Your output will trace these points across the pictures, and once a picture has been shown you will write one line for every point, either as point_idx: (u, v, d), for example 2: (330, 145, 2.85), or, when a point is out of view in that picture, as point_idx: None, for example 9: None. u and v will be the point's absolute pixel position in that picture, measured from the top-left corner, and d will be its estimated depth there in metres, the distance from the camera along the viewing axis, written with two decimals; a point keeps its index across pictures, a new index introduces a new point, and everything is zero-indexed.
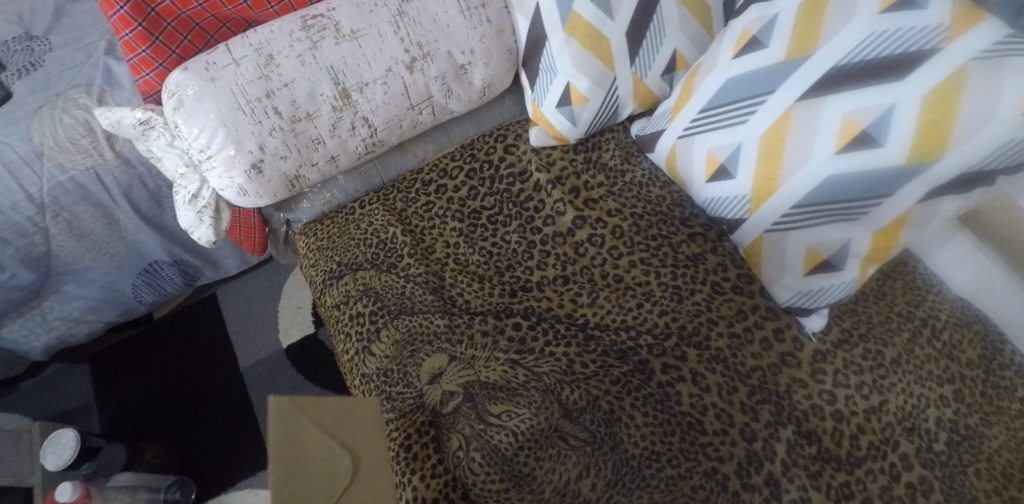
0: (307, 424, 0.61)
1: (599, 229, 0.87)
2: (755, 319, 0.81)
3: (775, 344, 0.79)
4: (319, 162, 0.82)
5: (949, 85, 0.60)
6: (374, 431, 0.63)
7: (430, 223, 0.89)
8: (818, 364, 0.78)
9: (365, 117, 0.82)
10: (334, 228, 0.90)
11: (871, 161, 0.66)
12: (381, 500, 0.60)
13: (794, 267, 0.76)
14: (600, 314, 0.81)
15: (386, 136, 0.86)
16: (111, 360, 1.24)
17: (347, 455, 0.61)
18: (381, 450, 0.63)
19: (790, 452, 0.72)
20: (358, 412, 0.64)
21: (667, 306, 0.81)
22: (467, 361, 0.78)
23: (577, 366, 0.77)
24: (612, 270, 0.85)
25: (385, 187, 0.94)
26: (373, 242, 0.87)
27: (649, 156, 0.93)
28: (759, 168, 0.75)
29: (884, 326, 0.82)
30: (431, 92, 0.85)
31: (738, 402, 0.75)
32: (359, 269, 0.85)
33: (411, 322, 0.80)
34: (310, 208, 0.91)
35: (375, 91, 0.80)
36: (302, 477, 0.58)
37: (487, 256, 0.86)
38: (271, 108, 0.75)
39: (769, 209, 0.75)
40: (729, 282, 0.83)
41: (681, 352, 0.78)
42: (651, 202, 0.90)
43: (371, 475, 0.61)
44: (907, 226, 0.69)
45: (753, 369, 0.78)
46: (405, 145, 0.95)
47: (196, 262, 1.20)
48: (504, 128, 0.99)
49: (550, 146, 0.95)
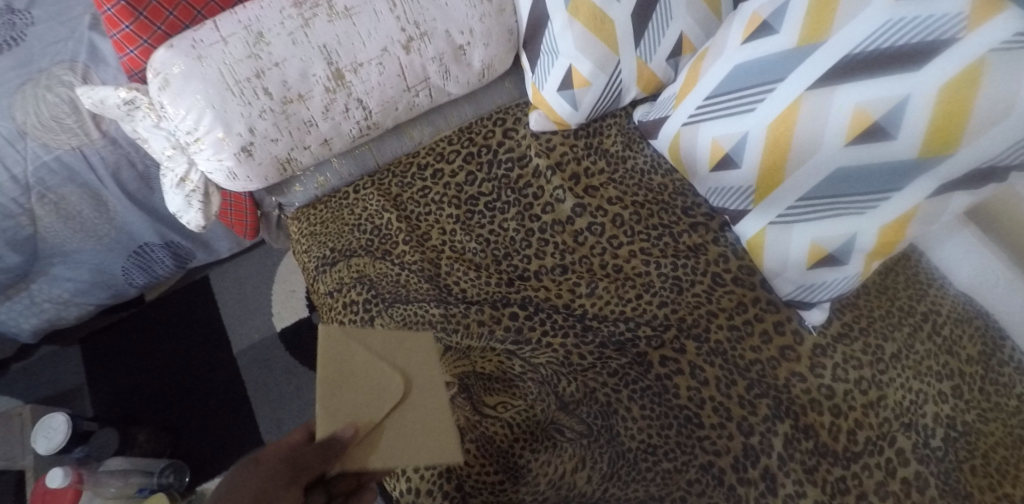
0: (357, 347, 0.64)
1: (599, 217, 0.85)
2: (756, 312, 0.80)
3: (775, 337, 0.78)
4: (312, 145, 0.79)
5: (966, 77, 0.58)
6: (427, 360, 0.65)
7: (426, 209, 0.87)
8: (817, 358, 0.77)
9: (359, 99, 0.79)
10: (329, 213, 0.89)
11: (881, 154, 0.64)
12: (430, 422, 0.62)
13: (797, 260, 0.75)
14: (599, 304, 0.79)
15: (381, 119, 0.83)
16: (103, 343, 1.23)
17: (399, 378, 0.63)
18: (433, 378, 0.64)
19: (787, 447, 0.72)
20: (411, 342, 0.66)
21: (667, 297, 0.80)
22: (462, 351, 0.77)
23: (575, 357, 0.76)
24: (611, 260, 0.83)
25: (381, 172, 0.91)
26: (368, 228, 0.85)
27: (651, 143, 0.90)
28: (765, 158, 0.73)
29: (884, 320, 0.81)
30: (428, 74, 0.82)
31: (736, 396, 0.74)
32: (353, 256, 0.84)
33: (406, 311, 0.78)
34: (303, 192, 0.89)
35: (370, 71, 0.77)
36: (352, 394, 0.61)
37: (484, 244, 0.84)
38: (261, 89, 0.72)
39: (774, 201, 0.74)
40: (730, 274, 0.82)
41: (680, 344, 0.77)
42: (653, 190, 0.89)
43: (422, 399, 0.63)
44: (914, 221, 0.67)
45: (752, 363, 0.77)
46: (402, 128, 0.92)
47: (188, 245, 1.18)
48: (503, 111, 0.96)
49: (550, 131, 0.93)
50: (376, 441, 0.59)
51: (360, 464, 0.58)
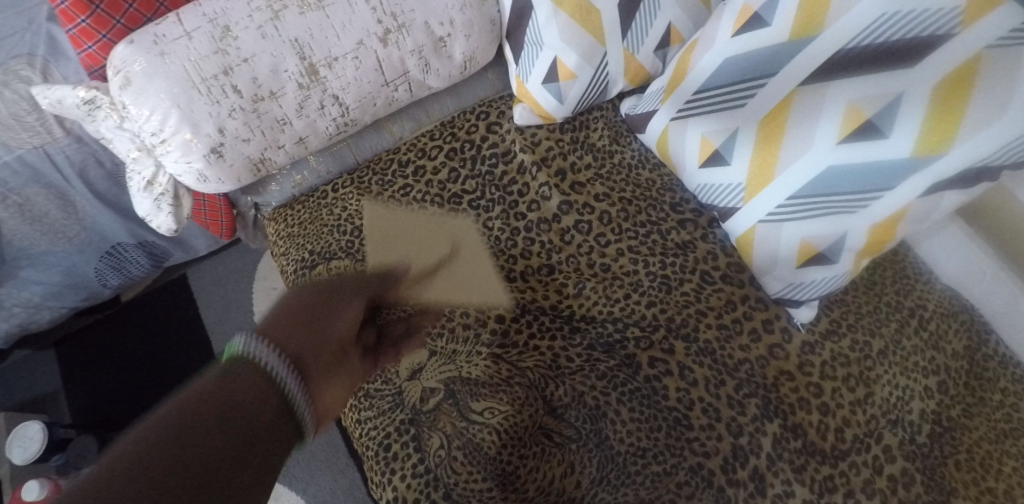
0: (398, 216, 0.84)
1: (586, 214, 0.83)
2: (745, 310, 0.79)
3: (764, 335, 0.78)
4: (286, 143, 0.76)
5: (961, 75, 0.57)
6: (473, 233, 0.83)
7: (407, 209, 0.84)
8: (806, 356, 0.77)
9: (335, 95, 0.75)
10: (306, 213, 0.85)
11: (875, 153, 0.63)
12: (475, 286, 0.80)
13: (786, 259, 0.74)
14: (586, 306, 0.78)
15: (358, 115, 0.80)
16: (77, 346, 1.19)
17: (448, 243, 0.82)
18: (479, 249, 0.82)
19: (776, 446, 0.72)
20: (455, 223, 0.83)
21: (655, 296, 0.79)
22: (448, 356, 0.76)
23: (562, 360, 0.75)
24: (599, 259, 0.81)
25: (360, 168, 0.88)
26: (347, 229, 0.83)
27: (639, 137, 0.88)
28: (756, 155, 0.71)
29: (872, 316, 0.81)
30: (407, 67, 0.79)
31: (725, 396, 0.74)
32: (332, 259, 0.80)
33: None
34: (279, 191, 0.86)
35: (346, 66, 0.74)
36: (407, 260, 0.81)
37: (468, 245, 0.82)
38: (229, 86, 0.68)
39: (764, 198, 0.72)
40: (718, 272, 0.80)
41: (669, 345, 0.76)
42: (640, 185, 0.87)
43: (467, 265, 0.81)
44: (905, 220, 0.66)
45: (741, 362, 0.76)
46: (381, 123, 0.89)
47: (163, 243, 1.14)
48: (487, 104, 0.93)
49: (535, 125, 0.90)
50: (430, 298, 0.79)
51: (420, 308, 0.78)
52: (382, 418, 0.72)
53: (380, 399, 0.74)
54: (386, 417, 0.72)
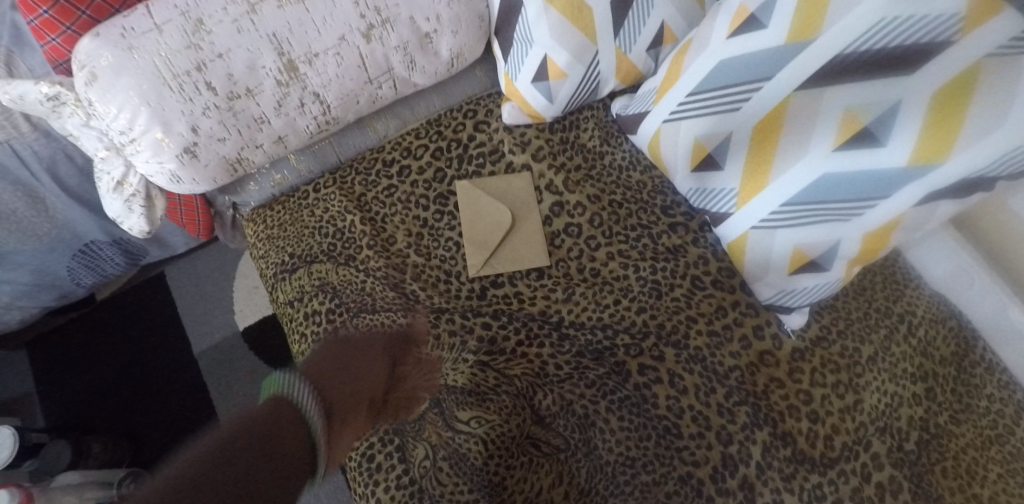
0: (478, 195, 0.82)
1: (576, 217, 0.81)
2: (735, 316, 0.78)
3: (754, 342, 0.77)
4: (264, 142, 0.73)
5: (960, 84, 0.56)
6: (529, 195, 0.83)
7: (390, 210, 0.81)
8: (796, 363, 0.76)
9: (315, 93, 0.72)
10: (287, 214, 0.82)
11: (870, 161, 0.62)
12: (534, 242, 0.80)
13: (778, 265, 0.73)
14: (576, 311, 0.76)
15: (341, 113, 0.77)
16: (50, 346, 1.15)
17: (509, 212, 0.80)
18: (535, 214, 0.82)
19: (765, 455, 0.71)
20: (515, 184, 0.83)
21: (646, 302, 0.77)
22: (433, 364, 0.73)
23: (551, 367, 0.73)
24: (588, 264, 0.79)
25: (342, 168, 0.85)
26: (329, 231, 0.79)
27: (630, 138, 0.86)
28: (750, 160, 0.70)
29: (863, 322, 0.80)
30: (392, 64, 0.76)
31: (715, 404, 0.73)
32: (314, 263, 0.78)
33: (370, 322, 0.74)
34: (258, 191, 0.82)
35: (327, 63, 0.71)
36: (475, 222, 0.80)
37: (452, 249, 0.79)
38: (203, 83, 0.65)
39: (758, 204, 0.71)
40: (709, 277, 0.79)
41: (659, 352, 0.75)
42: (631, 188, 0.85)
43: (526, 230, 0.80)
44: (898, 229, 0.65)
45: (731, 370, 0.75)
46: (365, 121, 0.86)
47: (139, 241, 1.10)
48: (474, 101, 0.90)
49: (524, 124, 0.87)
50: (493, 250, 0.79)
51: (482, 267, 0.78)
52: (364, 429, 0.69)
53: None
54: (368, 428, 0.69)
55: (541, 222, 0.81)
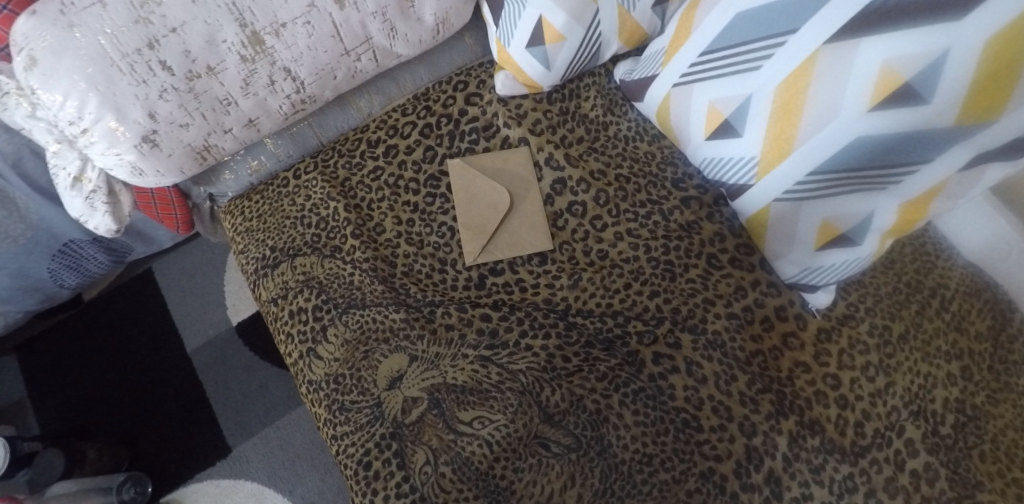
0: (473, 174, 0.75)
1: (580, 194, 0.75)
2: (755, 297, 0.72)
3: (776, 323, 0.71)
4: (233, 127, 0.66)
5: (1019, 28, 0.48)
6: (527, 175, 0.76)
7: (377, 195, 0.74)
8: (821, 345, 0.71)
9: (286, 68, 0.65)
10: (265, 204, 0.75)
11: (909, 121, 0.55)
12: (536, 226, 0.73)
13: (805, 241, 0.67)
14: (583, 298, 0.70)
15: (317, 91, 0.70)
16: (38, 350, 1.10)
17: (508, 193, 0.74)
18: (536, 195, 0.75)
19: (792, 446, 0.66)
20: (513, 160, 0.77)
21: (659, 285, 0.71)
22: (430, 361, 0.67)
23: (558, 360, 0.67)
24: (595, 245, 0.73)
25: (324, 151, 0.78)
26: (312, 221, 0.73)
27: (636, 106, 0.79)
28: (772, 126, 0.63)
29: (892, 298, 0.74)
30: (370, 32, 0.69)
31: (737, 393, 0.68)
32: (297, 256, 0.72)
33: (362, 318, 0.68)
34: (235, 179, 0.76)
35: (296, 33, 0.63)
36: (477, 204, 0.73)
37: (446, 235, 0.73)
38: (157, 62, 0.57)
39: (781, 175, 0.64)
40: (726, 255, 0.73)
41: (675, 339, 0.69)
42: (639, 160, 0.78)
43: (527, 213, 0.74)
44: (940, 196, 0.59)
45: (753, 355, 0.70)
46: (347, 98, 0.79)
47: (123, 239, 1.04)
48: (464, 72, 0.82)
49: (520, 95, 0.80)
50: (500, 231, 0.73)
51: (490, 252, 0.72)
52: (360, 434, 0.64)
53: (357, 412, 0.65)
54: (364, 433, 0.64)
55: (543, 203, 0.75)
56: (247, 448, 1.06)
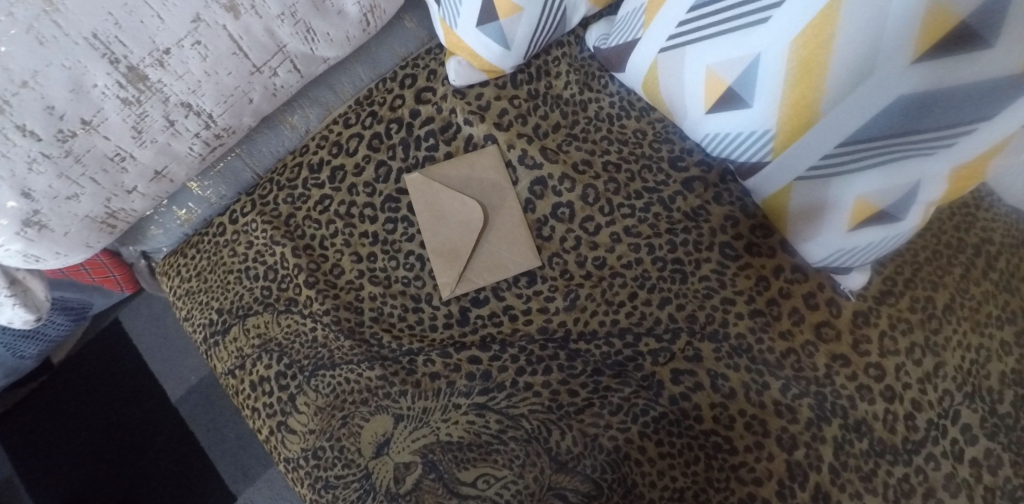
0: (436, 188, 0.64)
1: (565, 195, 0.64)
2: (780, 287, 0.62)
3: (806, 314, 0.62)
4: (137, 184, 0.55)
5: None
6: (499, 179, 0.65)
7: (329, 230, 0.63)
8: (860, 331, 0.62)
9: (185, 103, 0.53)
10: (204, 259, 0.65)
11: (961, 70, 0.43)
12: (518, 241, 0.63)
13: (836, 221, 0.56)
14: (584, 319, 0.61)
15: (233, 121, 0.58)
16: (11, 423, 1.02)
17: (479, 206, 0.63)
18: (513, 202, 0.64)
19: (838, 454, 0.59)
20: (481, 163, 0.65)
21: (669, 291, 0.61)
22: (418, 418, 0.58)
23: (564, 396, 0.58)
24: (590, 254, 0.63)
25: (260, 184, 0.67)
26: (259, 272, 0.63)
27: (617, 76, 0.67)
28: (788, 93, 0.51)
29: (933, 264, 0.65)
30: (281, 39, 0.56)
31: (771, 403, 0.59)
32: (248, 316, 0.62)
33: (334, 380, 0.59)
34: (165, 234, 0.66)
35: (185, 58, 0.51)
36: (445, 224, 0.63)
37: (416, 267, 0.62)
38: (14, 130, 0.45)
39: (805, 147, 0.53)
40: (741, 242, 0.63)
41: (695, 351, 0.60)
42: (628, 141, 0.66)
43: (504, 227, 0.63)
44: (1002, 154, 0.48)
45: (784, 356, 0.61)
46: (276, 118, 0.67)
47: (78, 298, 0.90)
48: (410, 63, 0.70)
49: (479, 82, 0.67)
50: (476, 254, 0.63)
51: (468, 281, 0.62)
52: None
53: (345, 489, 0.57)
54: None
55: (523, 210, 0.64)
56: (252, 494, 0.99)
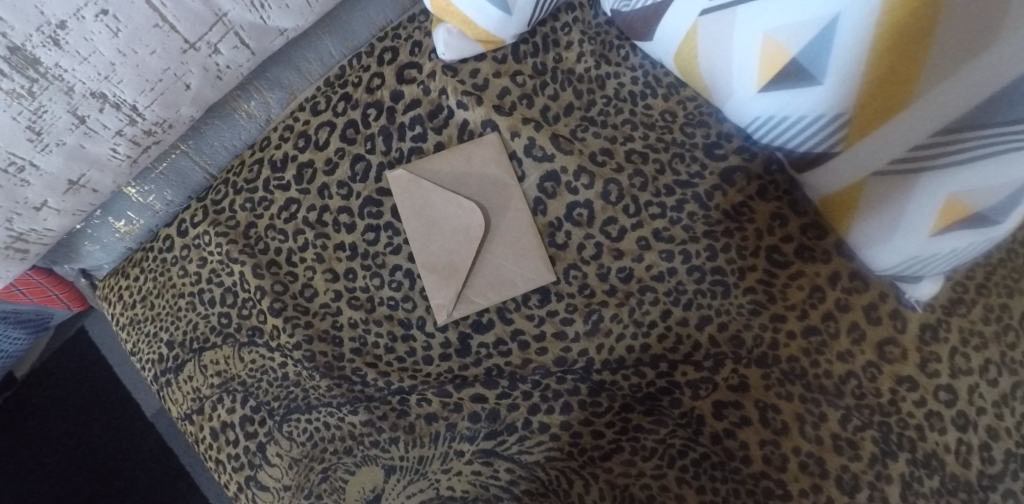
0: (428, 188, 0.52)
1: (582, 193, 0.53)
2: (837, 298, 0.51)
3: (867, 330, 0.51)
4: (45, 198, 0.44)
5: None
6: (501, 174, 0.53)
7: (298, 242, 0.53)
8: (928, 349, 0.51)
9: (96, 94, 0.41)
10: (150, 281, 0.55)
11: None
12: (525, 252, 0.52)
13: (916, 226, 0.44)
14: (609, 344, 0.51)
15: (166, 114, 0.46)
16: None
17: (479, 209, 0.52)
18: (520, 203, 0.53)
19: (905, 496, 0.49)
20: (480, 156, 0.54)
21: (709, 307, 0.51)
22: (414, 470, 0.49)
23: (586, 438, 0.49)
24: (613, 264, 0.52)
25: (214, 187, 0.56)
26: (218, 296, 0.53)
27: (642, 45, 0.55)
28: (874, 55, 0.39)
29: (1011, 265, 0.55)
30: (221, 6, 0.44)
31: (829, 437, 0.50)
32: (205, 349, 0.52)
33: (311, 425, 0.49)
34: (103, 250, 0.56)
35: (89, 33, 0.38)
36: (439, 233, 0.52)
37: (404, 286, 0.52)
38: None
39: (892, 132, 0.42)
40: (790, 245, 0.52)
41: (740, 379, 0.50)
42: (656, 124, 0.55)
43: (511, 234, 0.53)
44: None
45: (844, 381, 0.51)
46: (227, 105, 0.54)
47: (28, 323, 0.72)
48: (390, 34, 0.58)
49: (474, 56, 0.55)
50: (477, 267, 0.52)
51: (469, 302, 0.51)
52: None
53: None
54: None
55: (531, 213, 0.53)
56: None
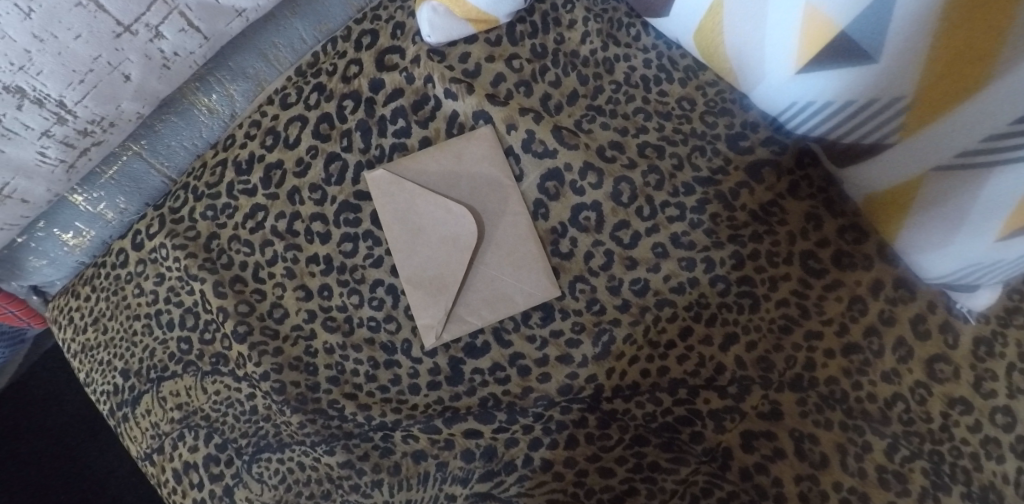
0: (410, 190, 0.46)
1: (588, 193, 0.46)
2: (881, 310, 0.44)
3: (915, 346, 0.43)
4: None
5: None
6: (495, 173, 0.47)
7: (267, 255, 0.47)
8: (983, 366, 0.42)
9: (10, 88, 0.36)
10: (105, 301, 0.49)
11: None
12: (524, 263, 0.46)
13: (980, 228, 0.36)
14: (620, 368, 0.45)
15: (103, 110, 0.40)
16: None
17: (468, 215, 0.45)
18: (517, 207, 0.47)
19: None
20: (471, 153, 0.47)
21: (734, 324, 0.45)
22: None
23: (593, 478, 0.43)
24: (625, 276, 0.46)
25: (172, 192, 0.49)
26: (180, 319, 0.47)
27: (654, 23, 0.47)
28: (947, 13, 0.32)
29: None
30: None
31: (874, 471, 0.42)
32: (165, 379, 0.46)
33: (283, 467, 0.44)
34: (52, 265, 0.50)
35: None
36: (425, 242, 0.45)
37: (385, 305, 0.46)
38: None
39: (957, 123, 0.34)
40: (827, 250, 0.45)
41: (770, 406, 0.44)
42: (674, 114, 0.48)
43: (506, 242, 0.46)
44: None
45: (890, 405, 0.43)
46: (184, 98, 0.48)
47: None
48: (369, 15, 0.51)
49: (463, 38, 0.48)
50: (467, 281, 0.46)
51: (461, 321, 0.45)
52: None
53: None
54: None
55: (530, 218, 0.47)
56: None
